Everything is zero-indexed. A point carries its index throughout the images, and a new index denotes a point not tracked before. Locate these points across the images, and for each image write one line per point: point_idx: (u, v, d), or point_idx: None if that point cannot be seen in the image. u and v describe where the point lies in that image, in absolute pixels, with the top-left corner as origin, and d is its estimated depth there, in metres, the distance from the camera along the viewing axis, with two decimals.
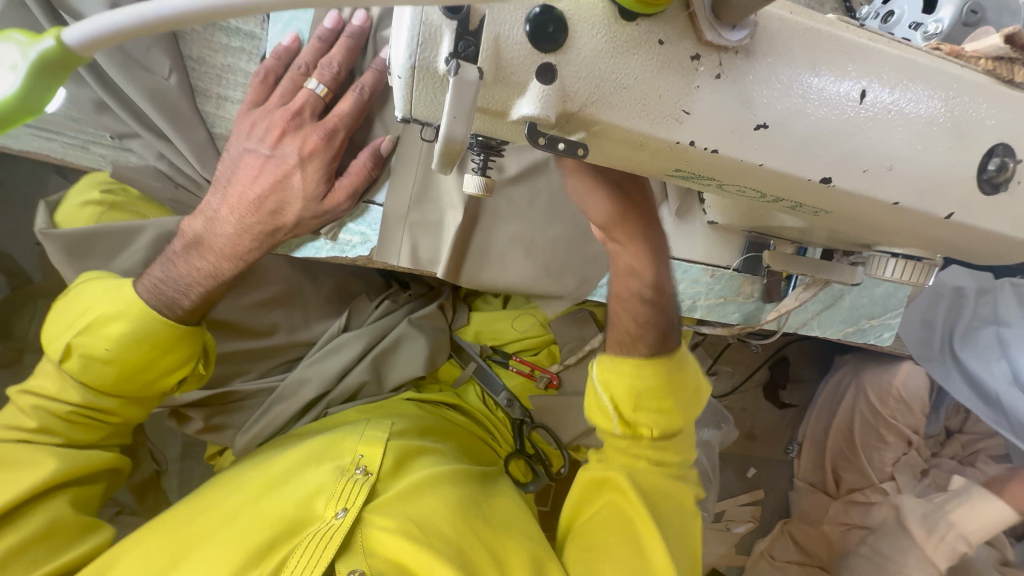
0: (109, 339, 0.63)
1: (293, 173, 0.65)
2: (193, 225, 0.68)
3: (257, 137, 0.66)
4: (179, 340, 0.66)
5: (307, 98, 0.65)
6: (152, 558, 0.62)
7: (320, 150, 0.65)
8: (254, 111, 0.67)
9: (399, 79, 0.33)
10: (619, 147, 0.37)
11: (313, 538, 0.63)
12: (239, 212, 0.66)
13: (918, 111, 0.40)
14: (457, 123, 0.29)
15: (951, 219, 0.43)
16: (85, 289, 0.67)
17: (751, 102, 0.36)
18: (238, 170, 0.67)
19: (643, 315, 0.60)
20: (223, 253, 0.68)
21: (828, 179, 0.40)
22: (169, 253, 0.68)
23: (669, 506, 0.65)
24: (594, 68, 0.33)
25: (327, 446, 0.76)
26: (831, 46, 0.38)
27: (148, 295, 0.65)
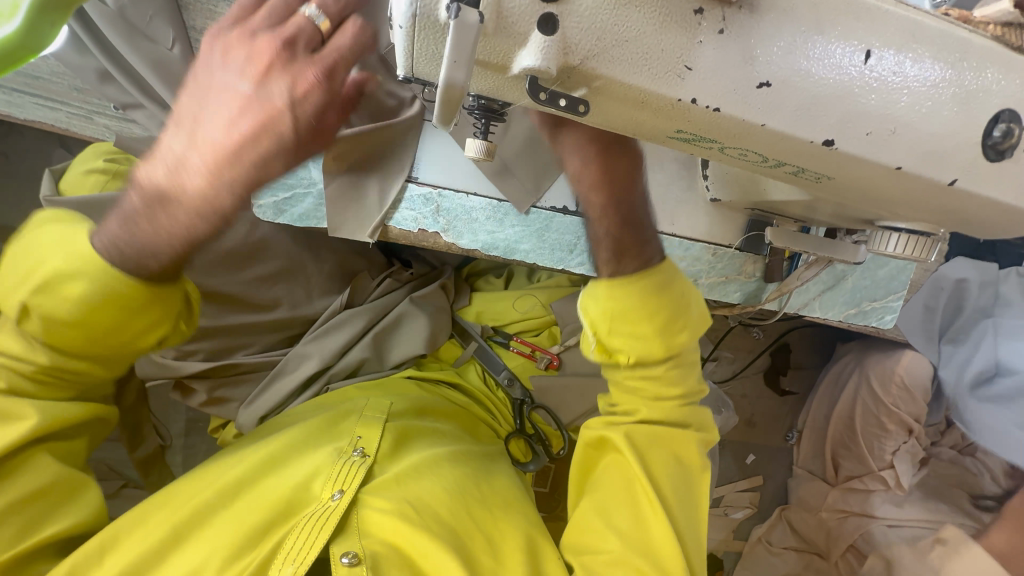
0: (65, 299, 0.49)
1: (281, 111, 0.44)
2: (155, 175, 0.46)
3: (235, 69, 0.45)
4: (151, 302, 0.51)
5: (301, 27, 0.45)
6: (152, 530, 0.62)
7: (319, 96, 0.45)
8: (231, 34, 0.46)
9: (400, 29, 0.33)
10: (620, 105, 0.37)
11: (311, 519, 0.64)
12: (210, 172, 0.44)
13: (924, 74, 0.40)
14: (456, 68, 0.29)
15: (955, 186, 0.43)
16: (47, 229, 0.53)
17: (754, 59, 0.36)
18: (214, 111, 0.44)
19: (625, 305, 0.57)
20: (187, 231, 0.46)
21: (831, 142, 0.39)
22: (129, 208, 0.47)
23: (673, 469, 0.59)
24: (595, 20, 0.33)
25: (326, 429, 0.78)
26: (837, 5, 0.37)
27: (109, 251, 0.49)
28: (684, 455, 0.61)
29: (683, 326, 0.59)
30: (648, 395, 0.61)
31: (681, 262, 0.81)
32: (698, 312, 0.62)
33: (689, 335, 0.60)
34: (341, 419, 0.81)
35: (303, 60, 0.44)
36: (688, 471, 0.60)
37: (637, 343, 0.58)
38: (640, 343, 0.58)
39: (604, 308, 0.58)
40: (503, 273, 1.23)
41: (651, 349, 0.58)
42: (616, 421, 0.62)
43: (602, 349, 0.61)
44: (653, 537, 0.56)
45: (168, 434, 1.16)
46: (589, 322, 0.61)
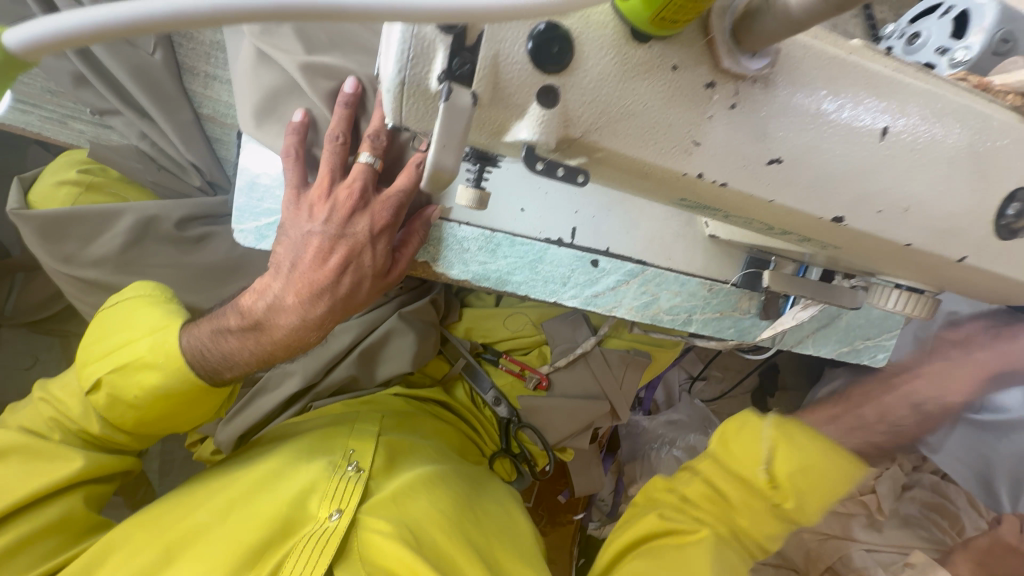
0: (139, 388, 0.62)
1: (364, 250, 0.61)
2: (255, 307, 0.63)
3: (321, 217, 0.60)
4: (203, 396, 0.64)
5: (364, 174, 0.60)
6: (143, 553, 0.61)
7: (391, 227, 0.62)
8: (311, 191, 0.61)
9: (387, 94, 0.30)
10: (622, 174, 0.35)
11: (309, 540, 0.63)
12: (306, 303, 0.62)
13: (941, 151, 0.38)
14: (445, 154, 0.26)
15: (963, 263, 0.42)
16: (131, 311, 0.65)
17: (766, 135, 0.34)
18: (306, 256, 0.61)
19: None
20: (283, 343, 0.64)
21: (840, 219, 0.38)
22: (222, 326, 0.63)
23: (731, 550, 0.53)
24: (600, 93, 0.30)
25: (320, 441, 0.76)
26: (856, 77, 0.35)
27: (194, 357, 0.61)
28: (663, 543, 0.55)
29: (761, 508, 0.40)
30: None
31: (676, 297, 0.79)
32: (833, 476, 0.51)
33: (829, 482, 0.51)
34: (335, 430, 0.78)
35: (378, 202, 0.61)
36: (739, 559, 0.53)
37: None
38: None
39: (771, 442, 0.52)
40: None
41: None
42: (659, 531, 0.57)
43: None
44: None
45: None
46: None
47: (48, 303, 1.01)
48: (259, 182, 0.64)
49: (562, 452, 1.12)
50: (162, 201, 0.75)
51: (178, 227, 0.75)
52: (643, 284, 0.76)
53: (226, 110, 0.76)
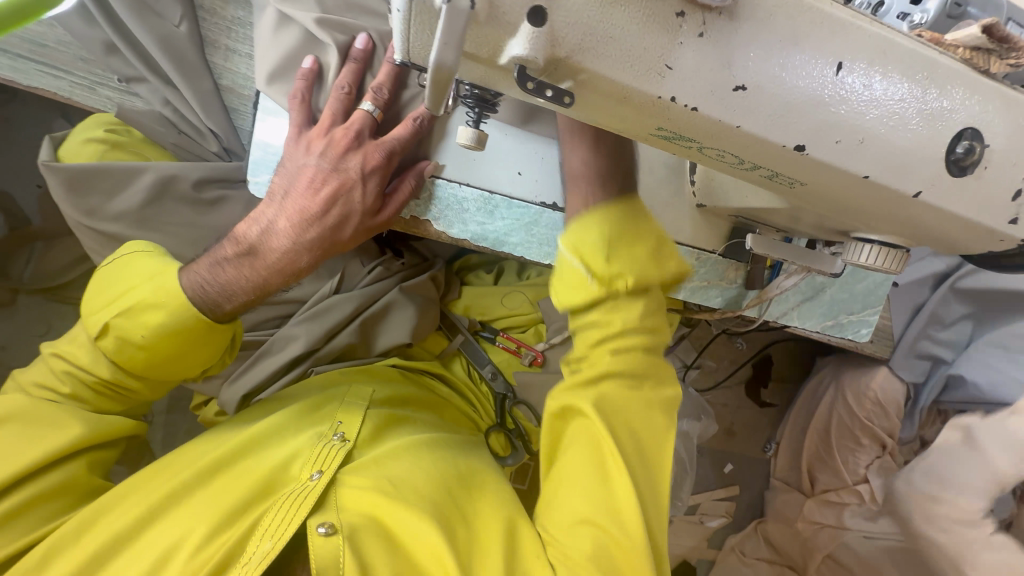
0: (145, 327, 0.62)
1: (355, 186, 0.66)
2: (249, 233, 0.66)
3: (318, 151, 0.66)
4: (207, 335, 0.64)
5: (363, 121, 0.66)
6: (134, 509, 0.64)
7: (382, 168, 0.67)
8: (312, 132, 0.67)
9: (399, 13, 0.34)
10: (604, 99, 0.39)
11: (291, 496, 0.65)
12: (298, 227, 0.65)
13: (892, 90, 0.42)
14: (446, 51, 0.30)
15: (919, 198, 0.46)
16: (128, 263, 0.66)
17: (731, 64, 0.38)
18: (300, 185, 0.66)
19: (613, 233, 0.59)
20: (276, 270, 0.66)
21: (802, 147, 0.42)
22: (219, 256, 0.65)
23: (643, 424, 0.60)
24: (583, 16, 0.34)
25: (309, 412, 0.80)
26: (813, 18, 0.40)
27: (193, 290, 0.62)
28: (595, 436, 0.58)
29: (669, 254, 0.63)
30: (622, 322, 0.59)
31: None
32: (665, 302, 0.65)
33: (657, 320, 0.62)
34: (323, 402, 0.82)
35: (371, 144, 0.67)
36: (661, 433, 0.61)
37: (634, 267, 0.59)
38: (636, 265, 0.59)
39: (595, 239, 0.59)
40: (494, 268, 1.24)
41: (645, 274, 0.60)
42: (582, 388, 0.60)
43: (599, 278, 0.58)
44: (623, 504, 0.56)
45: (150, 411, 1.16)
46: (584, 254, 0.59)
47: (66, 270, 1.05)
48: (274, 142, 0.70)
49: None
50: (182, 163, 0.80)
51: (195, 187, 0.79)
52: None
53: (245, 82, 0.81)
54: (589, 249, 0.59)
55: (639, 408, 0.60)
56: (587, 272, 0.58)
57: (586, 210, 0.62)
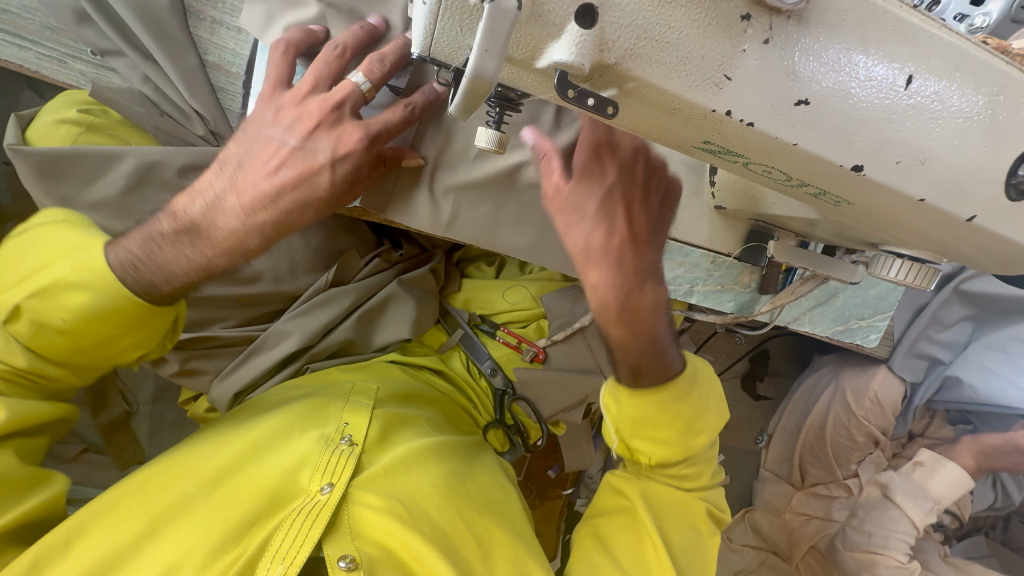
0: (64, 310, 0.54)
1: (320, 170, 0.58)
2: (190, 210, 0.57)
3: (285, 124, 0.58)
4: (146, 317, 0.56)
5: (349, 92, 0.57)
6: (127, 523, 0.59)
7: (357, 153, 0.58)
8: (286, 96, 0.59)
9: (423, 6, 0.30)
10: (650, 109, 0.35)
11: (299, 513, 0.62)
12: (251, 210, 0.57)
13: (960, 108, 0.38)
14: (487, 58, 0.25)
15: (973, 223, 0.42)
16: (48, 234, 0.56)
17: (796, 75, 0.34)
18: (257, 156, 0.58)
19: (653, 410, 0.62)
20: (226, 253, 0.58)
21: (861, 167, 0.38)
22: (153, 232, 0.56)
23: (684, 529, 0.64)
24: (638, 16, 0.30)
25: (312, 412, 0.75)
26: (886, 24, 0.35)
27: (120, 269, 0.54)
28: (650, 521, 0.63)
29: (700, 430, 0.65)
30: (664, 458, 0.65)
31: (679, 267, 0.81)
32: (716, 414, 0.67)
33: (707, 439, 0.65)
34: (325, 403, 0.77)
35: None
36: (701, 533, 0.65)
37: (657, 448, 0.64)
38: (658, 447, 0.64)
39: (630, 413, 0.63)
40: (495, 260, 1.20)
41: (667, 454, 0.64)
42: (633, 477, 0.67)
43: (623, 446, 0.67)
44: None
45: (135, 401, 1.11)
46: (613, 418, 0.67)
47: None
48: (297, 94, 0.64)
49: (556, 425, 1.14)
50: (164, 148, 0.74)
51: (179, 174, 0.73)
52: None
53: (234, 60, 0.74)
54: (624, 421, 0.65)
55: (679, 504, 0.65)
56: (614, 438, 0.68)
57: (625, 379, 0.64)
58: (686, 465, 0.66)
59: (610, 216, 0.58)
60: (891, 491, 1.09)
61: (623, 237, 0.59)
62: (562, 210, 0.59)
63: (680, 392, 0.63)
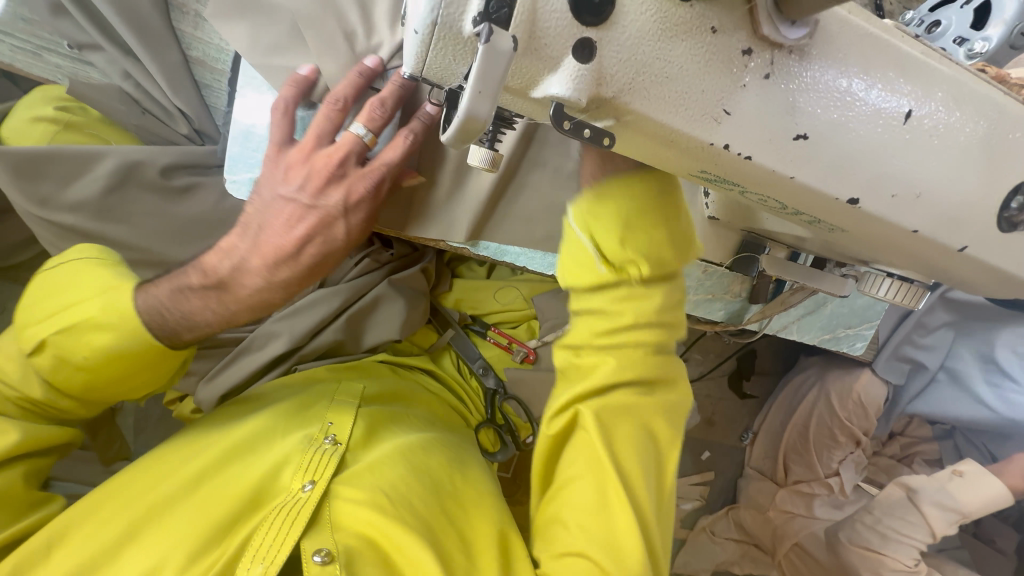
0: (88, 349, 0.52)
1: (336, 223, 0.58)
2: (220, 266, 0.57)
3: (296, 182, 0.56)
4: (162, 359, 0.55)
5: (352, 146, 0.55)
6: (107, 527, 0.57)
7: (367, 201, 0.58)
8: (291, 153, 0.57)
9: (415, 34, 0.28)
10: (646, 140, 0.34)
11: (280, 511, 0.59)
12: (272, 268, 0.57)
13: (957, 141, 0.38)
14: (481, 100, 0.24)
15: (964, 253, 0.42)
16: (79, 268, 0.55)
17: (795, 109, 0.33)
18: (274, 219, 0.57)
19: (633, 207, 0.49)
20: (249, 307, 0.58)
21: (855, 201, 0.38)
22: (184, 283, 0.56)
23: (642, 438, 0.51)
24: (636, 51, 0.29)
25: (297, 414, 0.74)
26: (881, 54, 0.35)
27: (150, 317, 0.53)
28: (614, 440, 0.50)
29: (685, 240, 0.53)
30: (639, 315, 0.50)
31: None
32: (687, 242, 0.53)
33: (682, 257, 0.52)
34: (312, 403, 0.77)
35: (357, 173, 0.57)
36: (658, 445, 0.52)
37: (650, 251, 0.50)
38: (650, 248, 0.50)
39: (610, 217, 0.49)
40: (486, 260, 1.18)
41: (661, 257, 0.50)
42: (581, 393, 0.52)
43: (609, 262, 0.50)
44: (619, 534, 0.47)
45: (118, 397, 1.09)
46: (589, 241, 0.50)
47: (20, 249, 0.96)
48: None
49: None
50: (146, 147, 0.72)
51: (163, 174, 0.71)
52: None
53: (217, 55, 0.71)
54: (601, 225, 0.50)
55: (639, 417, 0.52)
56: (595, 252, 0.50)
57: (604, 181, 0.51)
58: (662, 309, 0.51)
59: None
60: (916, 496, 1.16)
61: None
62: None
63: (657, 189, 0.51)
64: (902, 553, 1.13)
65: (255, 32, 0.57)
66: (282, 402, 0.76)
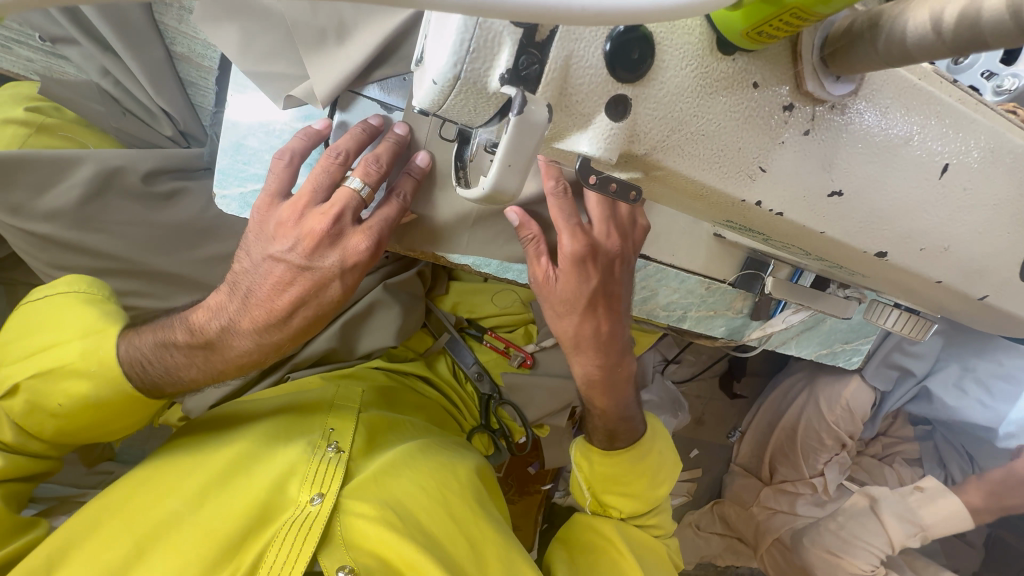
0: (65, 395, 0.54)
1: (330, 285, 0.54)
2: (207, 325, 0.55)
3: (286, 243, 0.52)
4: (142, 406, 0.57)
5: (347, 202, 0.51)
6: (112, 547, 0.53)
7: (367, 263, 0.54)
8: (283, 209, 0.53)
9: (433, 84, 0.24)
10: (674, 192, 0.32)
11: (289, 528, 0.56)
12: (261, 331, 0.55)
13: (991, 194, 0.37)
14: (510, 174, 0.25)
15: (984, 301, 0.42)
16: (61, 310, 0.57)
17: (832, 166, 0.31)
18: (264, 283, 0.54)
19: (619, 463, 0.67)
20: (237, 366, 0.57)
21: (885, 253, 0.36)
22: (168, 338, 0.56)
23: (653, 562, 0.66)
24: (673, 108, 0.27)
25: (295, 420, 0.70)
26: (924, 104, 0.33)
27: (133, 368, 0.55)
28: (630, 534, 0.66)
29: (661, 483, 0.69)
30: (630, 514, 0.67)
31: (674, 293, 0.80)
32: (674, 459, 0.72)
33: (668, 486, 0.70)
34: (310, 407, 0.72)
35: (349, 232, 0.52)
36: (666, 571, 0.67)
37: (629, 502, 0.67)
38: (627, 499, 0.67)
39: (599, 472, 0.67)
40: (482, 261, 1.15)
41: (638, 505, 0.67)
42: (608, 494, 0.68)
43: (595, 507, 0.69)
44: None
45: None
46: (586, 476, 0.69)
47: None
48: (275, 126, 0.57)
49: (540, 428, 1.11)
50: (126, 151, 0.68)
51: (145, 180, 0.68)
52: (643, 280, 0.77)
53: (201, 51, 0.67)
54: (597, 483, 0.68)
55: (646, 544, 0.67)
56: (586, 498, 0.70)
57: (597, 446, 0.68)
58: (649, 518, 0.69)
59: (593, 312, 0.62)
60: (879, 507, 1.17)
61: (609, 329, 0.64)
62: (551, 298, 0.61)
63: (641, 451, 0.67)
64: (863, 560, 1.15)
65: (246, 37, 0.54)
66: (281, 407, 0.72)
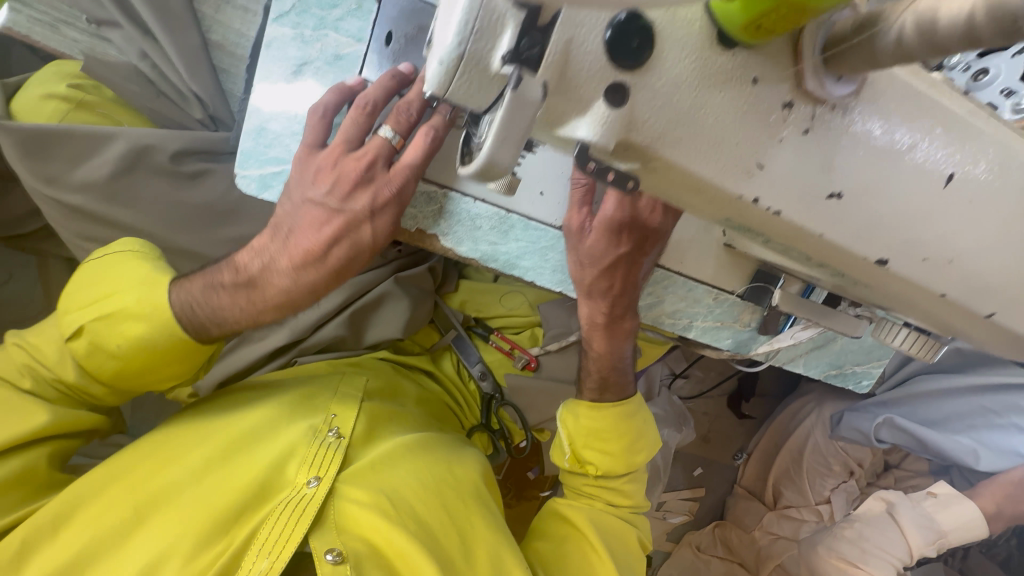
0: (121, 338, 0.57)
1: (362, 226, 0.54)
2: (249, 265, 0.57)
3: (323, 187, 0.53)
4: (189, 353, 0.59)
5: (378, 151, 0.52)
6: (113, 511, 0.55)
7: (396, 203, 0.54)
8: (321, 156, 0.54)
9: (438, 63, 0.25)
10: (674, 185, 0.32)
11: (284, 508, 0.57)
12: (298, 270, 0.55)
13: (999, 208, 0.36)
14: (503, 150, 0.26)
15: (991, 318, 0.41)
16: (117, 263, 0.59)
17: (832, 168, 0.32)
18: (302, 223, 0.55)
19: (599, 426, 0.67)
20: (277, 308, 0.58)
21: (885, 262, 0.36)
22: (215, 280, 0.57)
23: (623, 551, 0.66)
24: (671, 97, 0.27)
25: (302, 400, 0.70)
26: (930, 110, 0.33)
27: (184, 309, 0.56)
28: (602, 518, 0.67)
29: (641, 451, 0.69)
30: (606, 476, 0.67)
31: (680, 302, 0.79)
32: (656, 438, 0.71)
33: (646, 455, 0.69)
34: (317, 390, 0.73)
35: (381, 174, 0.53)
36: (633, 555, 0.67)
37: (607, 463, 0.67)
38: (607, 459, 0.67)
39: (585, 427, 0.67)
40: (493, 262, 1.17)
41: (615, 468, 0.67)
42: (586, 455, 0.67)
43: (574, 460, 0.69)
44: None
45: None
46: (567, 433, 0.69)
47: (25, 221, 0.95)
48: (296, 113, 0.59)
49: (540, 431, 1.10)
50: (157, 130, 0.71)
51: (173, 159, 0.71)
52: (650, 286, 0.77)
53: (236, 38, 0.73)
54: (580, 436, 0.68)
55: (617, 525, 0.67)
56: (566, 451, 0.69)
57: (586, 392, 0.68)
58: (628, 485, 0.69)
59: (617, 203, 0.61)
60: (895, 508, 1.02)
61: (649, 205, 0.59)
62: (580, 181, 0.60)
63: (628, 407, 0.68)
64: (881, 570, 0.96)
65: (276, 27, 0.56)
66: (289, 385, 0.73)
